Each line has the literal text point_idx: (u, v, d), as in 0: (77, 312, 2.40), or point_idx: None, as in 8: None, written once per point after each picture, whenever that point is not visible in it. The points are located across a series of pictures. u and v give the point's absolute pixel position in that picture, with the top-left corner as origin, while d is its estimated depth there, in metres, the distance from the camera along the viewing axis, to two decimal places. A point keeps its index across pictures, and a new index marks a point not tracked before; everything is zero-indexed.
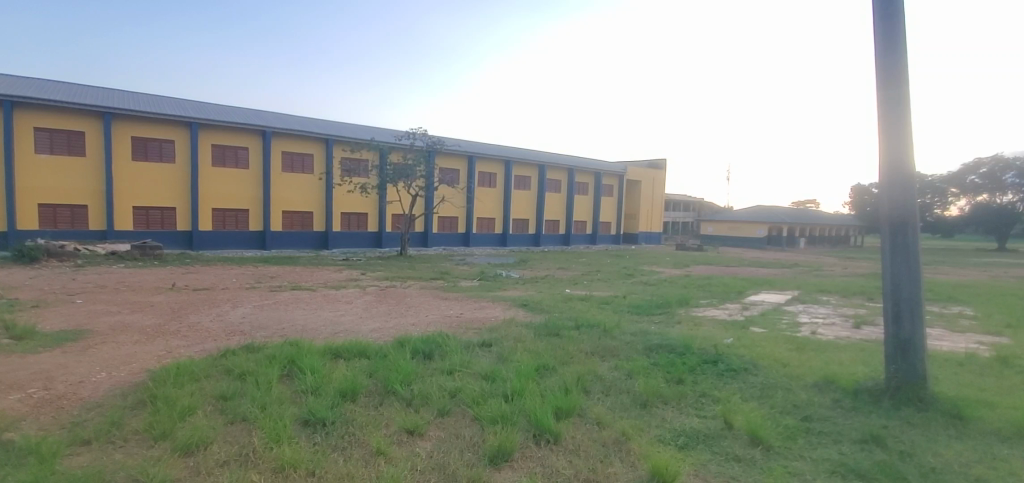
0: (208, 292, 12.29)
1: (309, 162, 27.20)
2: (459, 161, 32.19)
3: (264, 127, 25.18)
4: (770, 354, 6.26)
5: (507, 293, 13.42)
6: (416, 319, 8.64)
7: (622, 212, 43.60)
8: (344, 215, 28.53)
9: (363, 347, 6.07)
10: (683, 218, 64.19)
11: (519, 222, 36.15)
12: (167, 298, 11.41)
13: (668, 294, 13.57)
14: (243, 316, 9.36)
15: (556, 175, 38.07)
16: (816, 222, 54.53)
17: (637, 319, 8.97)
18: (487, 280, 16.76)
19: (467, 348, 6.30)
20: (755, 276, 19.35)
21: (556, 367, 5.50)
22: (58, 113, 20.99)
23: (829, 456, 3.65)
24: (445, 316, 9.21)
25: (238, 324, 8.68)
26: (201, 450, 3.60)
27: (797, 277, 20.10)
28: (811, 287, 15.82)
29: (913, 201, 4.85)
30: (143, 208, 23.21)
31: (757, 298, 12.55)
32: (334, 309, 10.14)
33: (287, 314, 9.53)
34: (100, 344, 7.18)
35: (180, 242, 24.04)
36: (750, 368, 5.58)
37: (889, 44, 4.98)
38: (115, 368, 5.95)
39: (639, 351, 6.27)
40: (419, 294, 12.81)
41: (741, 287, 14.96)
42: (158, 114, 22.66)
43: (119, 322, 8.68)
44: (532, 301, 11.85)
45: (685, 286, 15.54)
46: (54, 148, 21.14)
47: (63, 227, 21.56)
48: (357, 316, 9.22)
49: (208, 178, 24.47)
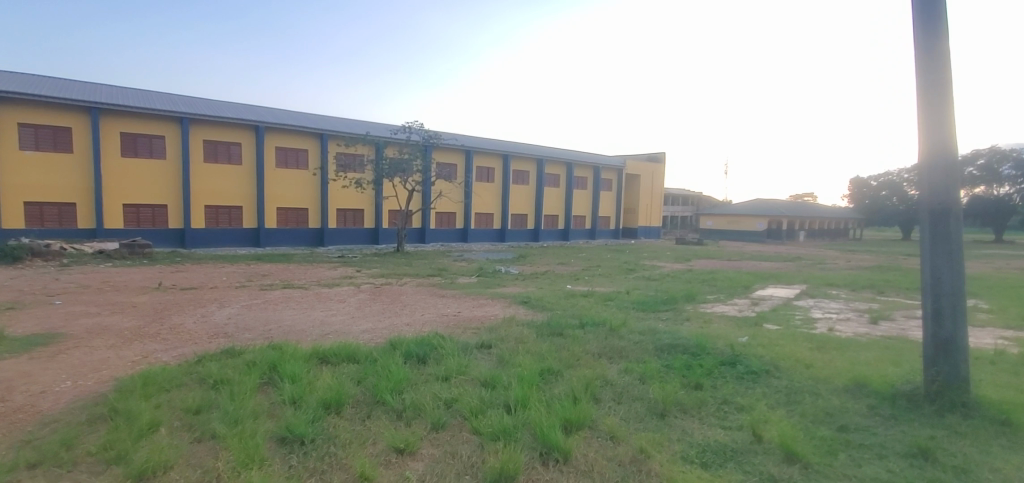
0: (195, 292, 11.80)
1: (303, 157, 26.66)
2: (455, 155, 31.66)
3: (257, 122, 24.62)
4: (791, 354, 5.83)
5: (506, 290, 12.92)
6: (412, 318, 8.20)
7: (621, 207, 43.09)
8: (340, 211, 28.02)
9: (353, 351, 5.62)
10: (681, 212, 63.66)
11: (517, 217, 35.65)
12: (151, 298, 10.91)
13: (673, 289, 13.12)
14: (228, 317, 8.86)
15: (554, 169, 37.56)
16: (815, 215, 54.12)
17: (644, 316, 8.51)
18: (486, 276, 16.27)
19: (465, 350, 5.85)
20: (759, 270, 18.92)
21: (562, 371, 5.07)
22: (43, 108, 20.41)
23: (876, 475, 3.20)
24: (442, 315, 8.76)
25: (222, 325, 8.20)
26: (158, 477, 3.13)
27: (801, 270, 19.68)
28: (817, 281, 15.33)
29: (958, 187, 4.41)
30: (133, 205, 22.66)
31: (766, 293, 12.12)
32: (326, 308, 9.67)
33: (275, 314, 9.04)
34: (72, 349, 6.71)
35: (172, 240, 23.51)
36: (772, 370, 5.15)
37: (931, 14, 4.52)
38: (81, 376, 5.48)
39: (650, 351, 5.80)
40: (415, 291, 12.34)
41: (747, 281, 14.50)
42: (147, 109, 22.08)
43: (96, 325, 8.19)
44: (533, 298, 11.39)
45: (689, 282, 15.07)
46: (40, 144, 20.57)
47: (51, 226, 21.00)
48: (349, 315, 8.76)
49: (200, 174, 23.93)
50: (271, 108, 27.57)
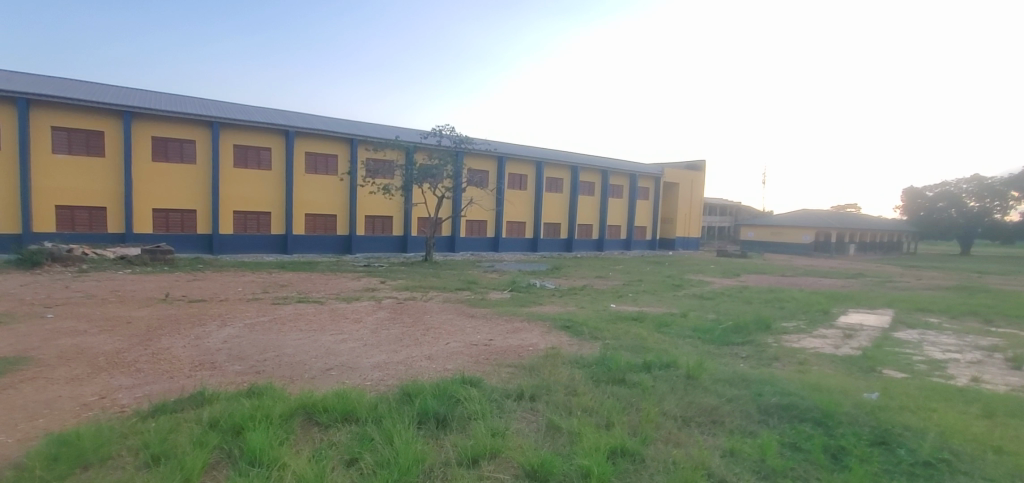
0: (201, 306, 10.74)
1: (332, 162, 25.88)
2: (487, 162, 30.44)
3: (287, 127, 23.98)
4: (962, 430, 4.17)
5: (542, 310, 11.40)
6: (436, 350, 6.79)
7: (658, 216, 41.00)
8: (368, 218, 27.12)
9: (353, 403, 4.27)
10: (719, 223, 60.67)
11: (550, 226, 34.11)
12: (151, 313, 9.88)
13: (735, 313, 11.37)
14: (224, 339, 7.67)
15: (589, 177, 35.93)
16: (867, 227, 50.61)
17: (720, 354, 6.86)
18: (519, 291, 14.78)
19: (500, 406, 4.45)
20: (826, 290, 16.81)
21: (643, 450, 3.62)
22: (76, 112, 20.17)
23: None
24: (471, 344, 7.32)
25: (213, 351, 6.97)
26: None
27: (873, 290, 17.46)
28: (901, 304, 13.21)
29: None
30: (162, 210, 22.22)
31: (851, 320, 10.23)
32: (337, 330, 8.37)
33: (277, 336, 7.79)
34: (25, 383, 5.55)
35: (199, 246, 22.97)
36: (955, 462, 3.55)
37: None
38: (10, 427, 4.25)
39: (752, 418, 4.28)
40: (441, 309, 10.97)
41: (820, 304, 12.53)
42: (178, 113, 21.65)
43: (73, 348, 7.10)
44: (575, 321, 9.83)
45: (751, 303, 13.18)
46: (72, 148, 20.32)
47: (81, 230, 20.69)
48: (361, 342, 7.42)
49: (229, 179, 23.38)
50: (300, 113, 26.97)
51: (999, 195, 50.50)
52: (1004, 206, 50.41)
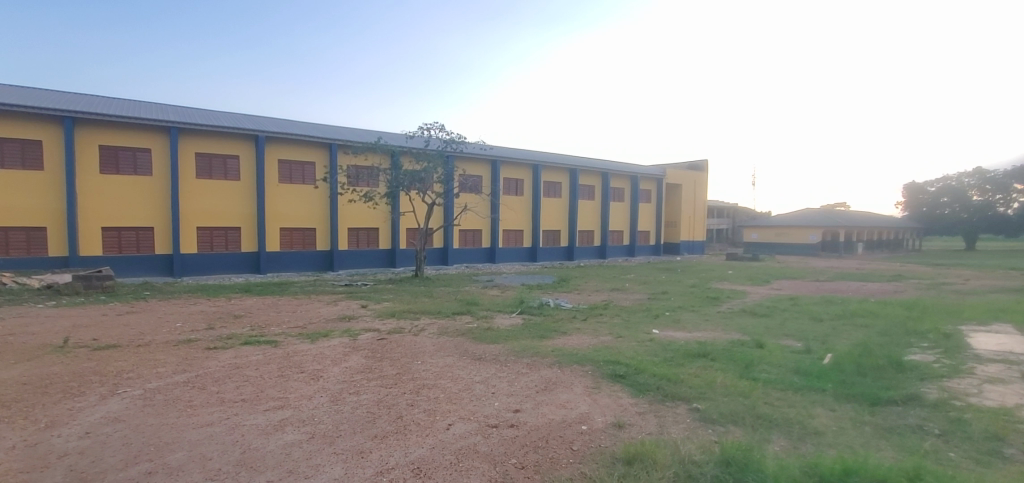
0: (104, 357, 7.74)
1: (308, 171, 22.95)
2: (481, 166, 27.67)
3: (256, 132, 21.08)
4: None
5: (569, 343, 8.59)
6: (429, 452, 3.92)
7: (662, 219, 38.51)
8: (351, 231, 24.21)
9: None
10: (718, 225, 58.11)
11: (550, 234, 31.41)
12: (23, 374, 6.87)
13: (819, 340, 8.63)
14: (91, 430, 4.76)
15: (589, 180, 33.26)
16: (874, 224, 48.48)
17: (913, 448, 4.07)
18: (530, 314, 11.91)
19: None
20: (886, 299, 14.15)
21: None
22: (7, 118, 17.10)
23: None
24: (487, 428, 4.47)
25: (54, 462, 4.09)
26: None
27: (937, 297, 14.83)
28: (1008, 318, 10.51)
29: None
30: (114, 229, 19.15)
31: (993, 349, 7.53)
32: (280, 398, 5.51)
33: (179, 420, 4.91)
34: None
35: (157, 268, 19.90)
36: None
37: None
38: None
39: None
40: (437, 349, 8.10)
41: (916, 322, 9.81)
42: (129, 118, 18.69)
43: None
44: (624, 361, 7.00)
45: (825, 324, 10.33)
46: (5, 161, 17.26)
47: (18, 255, 17.57)
48: (308, 428, 4.55)
49: (190, 192, 20.37)
50: (272, 118, 24.06)
51: (1000, 187, 48.26)
52: (1007, 199, 48.14)
